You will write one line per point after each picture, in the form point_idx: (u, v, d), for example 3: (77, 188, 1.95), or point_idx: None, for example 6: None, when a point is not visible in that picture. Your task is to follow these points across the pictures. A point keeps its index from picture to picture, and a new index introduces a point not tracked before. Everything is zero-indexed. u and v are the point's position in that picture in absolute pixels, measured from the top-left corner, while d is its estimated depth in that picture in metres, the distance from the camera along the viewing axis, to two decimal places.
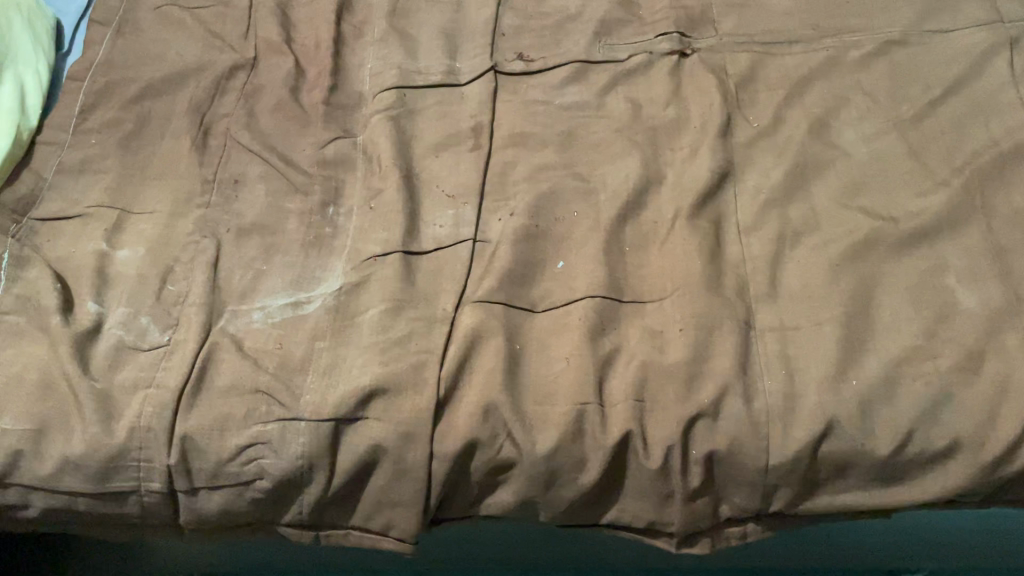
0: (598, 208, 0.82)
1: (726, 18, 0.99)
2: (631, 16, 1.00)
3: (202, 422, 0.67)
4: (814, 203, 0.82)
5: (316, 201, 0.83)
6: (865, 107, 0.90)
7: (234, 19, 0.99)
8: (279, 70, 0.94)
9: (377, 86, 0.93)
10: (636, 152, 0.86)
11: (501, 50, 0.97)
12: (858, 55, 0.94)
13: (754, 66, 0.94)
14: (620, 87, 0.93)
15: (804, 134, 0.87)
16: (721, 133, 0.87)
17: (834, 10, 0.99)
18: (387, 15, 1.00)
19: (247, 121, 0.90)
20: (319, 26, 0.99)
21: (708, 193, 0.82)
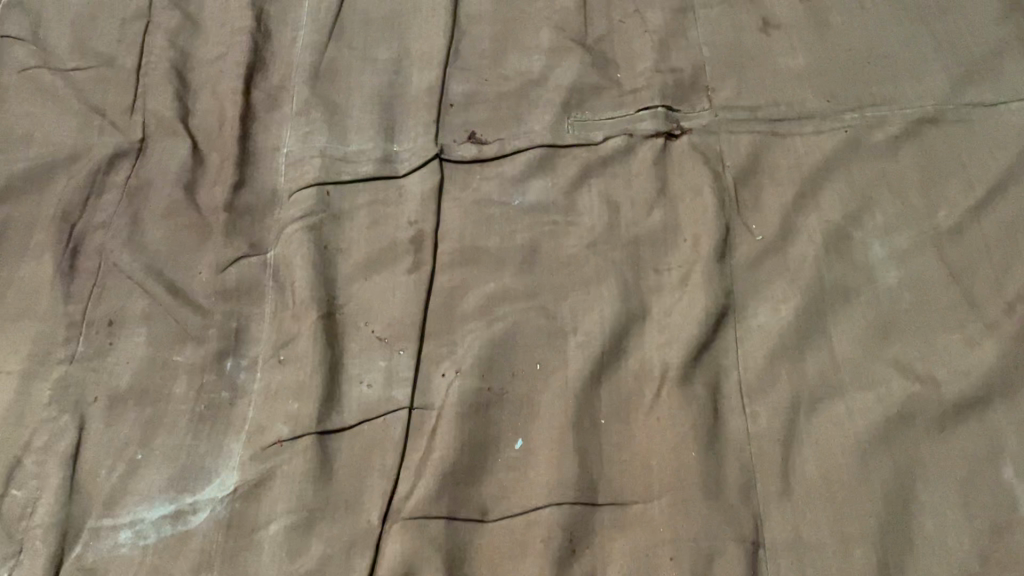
0: (567, 358, 0.65)
1: (722, 84, 0.81)
2: (608, 81, 0.82)
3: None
4: (835, 352, 0.65)
5: (212, 350, 0.66)
6: (895, 211, 0.73)
7: (119, 86, 0.80)
8: (172, 159, 0.76)
9: (295, 181, 0.75)
10: (615, 278, 0.69)
11: (449, 127, 0.79)
12: (884, 136, 0.77)
13: (758, 152, 0.77)
14: (594, 180, 0.76)
15: (821, 249, 0.70)
16: (719, 251, 0.70)
17: (852, 74, 0.81)
18: (308, 80, 0.81)
19: (130, 234, 0.72)
20: (224, 96, 0.80)
21: (705, 340, 0.65)
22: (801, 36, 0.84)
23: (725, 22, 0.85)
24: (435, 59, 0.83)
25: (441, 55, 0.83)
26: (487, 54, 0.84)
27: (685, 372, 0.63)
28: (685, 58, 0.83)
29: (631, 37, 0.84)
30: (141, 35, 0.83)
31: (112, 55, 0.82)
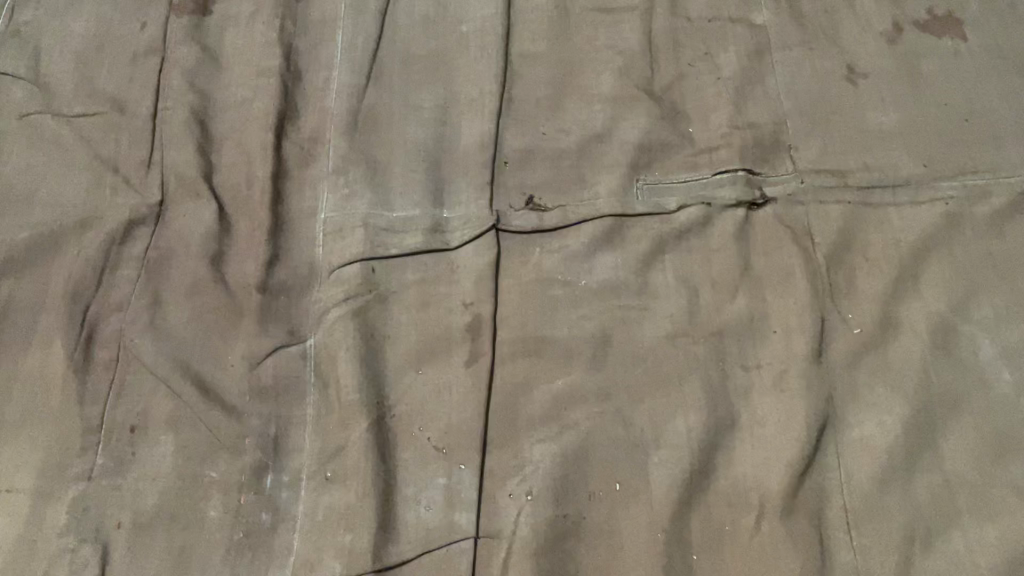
0: (650, 480, 0.59)
1: (806, 143, 0.73)
2: (679, 137, 0.74)
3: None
4: (948, 473, 0.59)
5: (250, 464, 0.59)
6: (1005, 299, 0.65)
7: (133, 135, 0.71)
8: (196, 225, 0.67)
9: (336, 255, 0.67)
10: (699, 379, 0.62)
11: (505, 190, 0.71)
12: (988, 210, 0.69)
13: (850, 225, 0.69)
14: (668, 255, 0.68)
15: (927, 348, 0.63)
16: (814, 350, 0.63)
17: (948, 135, 0.73)
18: (346, 133, 0.73)
19: (151, 318, 0.63)
20: (251, 149, 0.71)
21: (805, 462, 0.59)
22: (891, 87, 0.75)
23: (807, 68, 0.77)
24: (487, 110, 0.74)
25: (493, 105, 0.74)
26: (544, 103, 0.75)
27: (782, 507, 0.57)
28: (764, 111, 0.75)
29: (703, 84, 0.76)
30: (156, 74, 0.74)
31: (123, 98, 0.73)
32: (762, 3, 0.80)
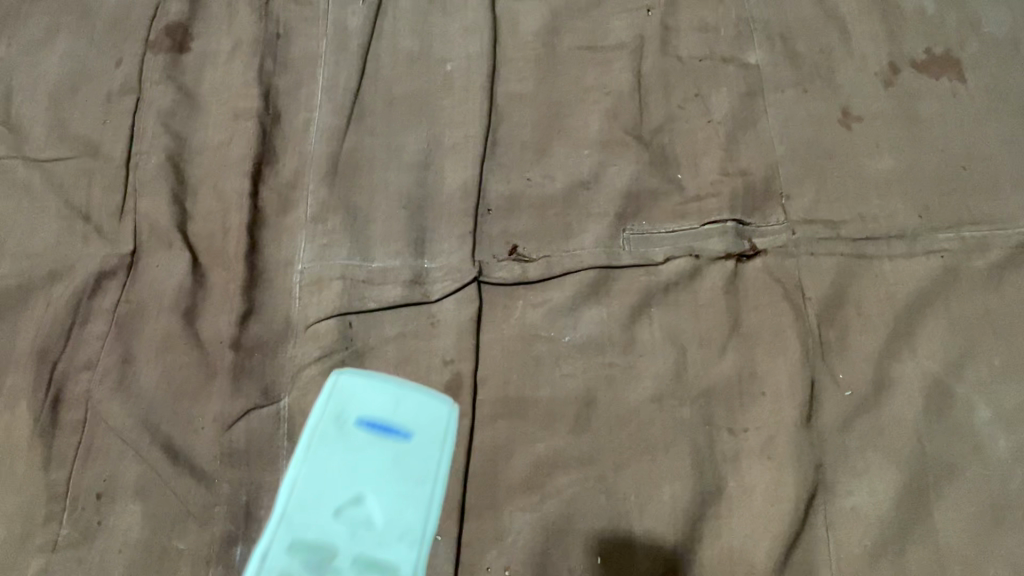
0: (634, 552, 0.57)
1: (800, 191, 0.71)
2: (668, 184, 0.72)
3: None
4: (941, 546, 0.57)
5: (219, 535, 0.57)
6: (1001, 359, 0.63)
7: (105, 180, 0.69)
8: (169, 278, 0.65)
9: (312, 309, 0.65)
10: (685, 445, 0.61)
11: (488, 240, 0.69)
12: (986, 264, 0.66)
13: (843, 281, 0.67)
14: (654, 310, 0.66)
15: (920, 411, 0.61)
16: (803, 415, 0.61)
17: (946, 182, 0.70)
18: (325, 178, 0.70)
19: (121, 378, 0.61)
20: (227, 197, 0.69)
21: (793, 536, 0.57)
22: (887, 131, 0.73)
23: (801, 110, 0.74)
24: (471, 154, 0.72)
25: (477, 150, 0.72)
26: (530, 147, 0.73)
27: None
28: (756, 157, 0.73)
29: (693, 128, 0.74)
30: (131, 115, 0.71)
31: (96, 141, 0.71)
32: (755, 42, 0.78)
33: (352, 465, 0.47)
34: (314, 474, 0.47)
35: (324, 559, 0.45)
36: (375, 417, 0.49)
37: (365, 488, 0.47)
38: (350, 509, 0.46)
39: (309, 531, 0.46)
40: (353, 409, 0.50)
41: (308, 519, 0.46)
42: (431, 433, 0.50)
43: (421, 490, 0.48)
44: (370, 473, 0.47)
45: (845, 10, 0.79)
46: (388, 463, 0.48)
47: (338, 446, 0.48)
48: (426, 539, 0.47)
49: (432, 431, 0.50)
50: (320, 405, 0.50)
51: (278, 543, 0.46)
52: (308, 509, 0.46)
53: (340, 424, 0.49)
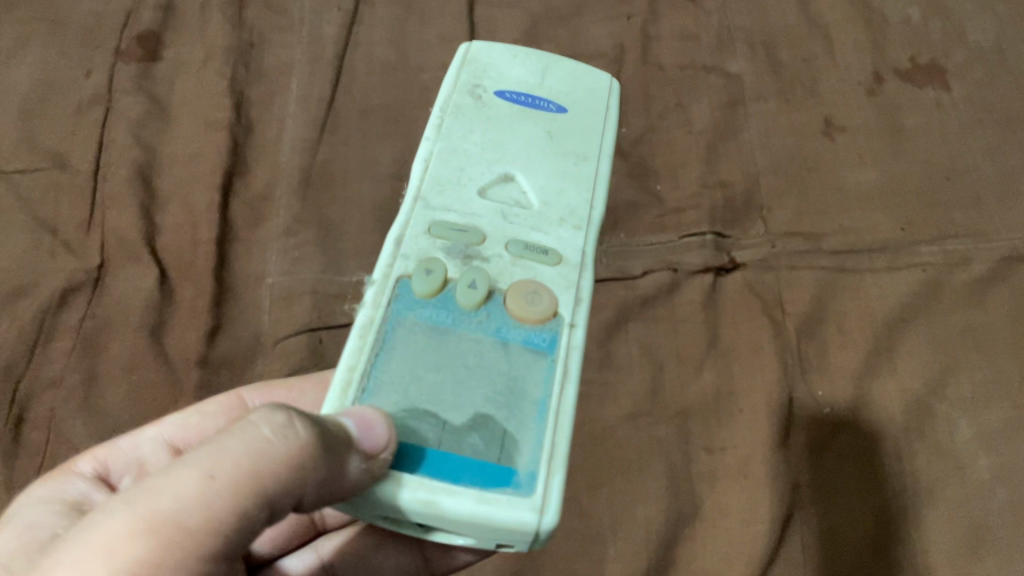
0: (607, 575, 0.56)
1: (780, 202, 0.70)
2: (646, 195, 0.71)
3: (114, 463, 0.47)
4: (919, 569, 0.55)
5: None
6: (983, 376, 0.62)
7: (73, 193, 0.67)
8: (136, 292, 0.64)
9: (282, 325, 0.64)
10: (660, 464, 0.59)
11: None
12: (968, 278, 0.65)
13: (824, 295, 0.65)
14: (631, 326, 0.65)
15: (900, 430, 0.60)
16: (781, 434, 0.60)
17: (928, 194, 0.69)
18: (297, 190, 0.69)
19: (86, 396, 0.60)
20: (197, 210, 0.68)
21: (769, 559, 0.56)
22: (870, 142, 0.72)
23: (782, 120, 0.73)
24: None
25: None
26: None
27: None
28: (737, 168, 0.71)
29: (672, 139, 0.73)
30: (100, 127, 0.70)
31: (65, 153, 0.69)
32: (737, 49, 0.77)
33: (495, 139, 0.50)
34: (463, 134, 0.50)
35: (471, 244, 0.44)
36: (517, 93, 0.53)
37: (513, 165, 0.49)
38: (496, 197, 0.48)
39: (457, 217, 0.46)
40: (552, 84, 0.53)
41: (449, 205, 0.46)
42: (587, 108, 0.53)
43: (573, 194, 0.49)
44: (539, 140, 0.51)
45: (828, 19, 0.78)
46: (540, 147, 0.50)
47: (472, 114, 0.51)
48: (586, 247, 0.47)
49: (591, 102, 0.54)
50: (455, 76, 0.53)
51: (414, 230, 0.45)
52: (448, 190, 0.47)
53: (477, 96, 0.52)
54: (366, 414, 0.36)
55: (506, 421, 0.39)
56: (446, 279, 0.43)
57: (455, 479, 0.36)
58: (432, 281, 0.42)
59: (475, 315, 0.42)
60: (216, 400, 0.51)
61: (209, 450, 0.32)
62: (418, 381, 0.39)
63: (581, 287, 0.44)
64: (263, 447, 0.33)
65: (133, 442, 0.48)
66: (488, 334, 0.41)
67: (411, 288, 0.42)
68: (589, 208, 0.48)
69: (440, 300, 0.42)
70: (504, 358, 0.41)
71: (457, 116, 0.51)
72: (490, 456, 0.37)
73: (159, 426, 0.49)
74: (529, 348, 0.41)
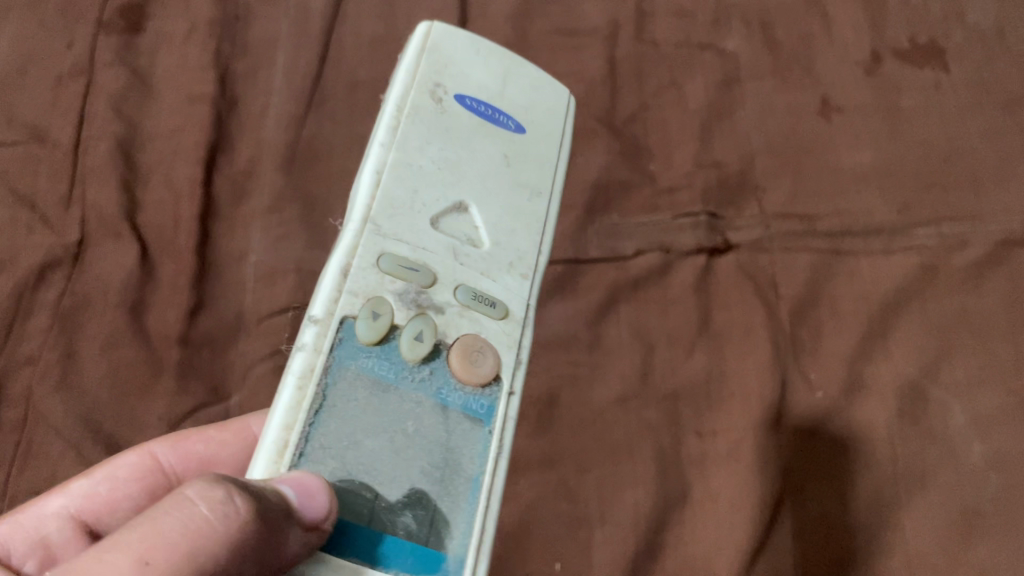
0: (594, 560, 0.55)
1: (775, 184, 0.69)
2: (640, 175, 0.69)
3: (15, 547, 0.45)
4: (910, 556, 0.54)
5: None
6: (978, 362, 0.61)
7: (52, 168, 0.66)
8: (116, 270, 0.62)
9: (265, 303, 0.63)
10: (651, 447, 0.58)
11: None
12: (966, 261, 0.64)
13: (818, 278, 0.64)
14: (622, 307, 0.64)
15: (894, 414, 0.59)
16: (773, 418, 0.59)
17: (925, 176, 0.68)
18: (282, 167, 0.68)
19: (63, 374, 0.58)
20: (179, 186, 0.66)
21: (758, 545, 0.55)
22: (867, 124, 0.71)
23: (778, 99, 0.72)
24: None
25: None
26: None
27: None
28: (731, 149, 0.70)
29: (666, 117, 0.72)
30: (80, 100, 0.68)
31: (44, 126, 0.67)
32: (733, 27, 0.75)
33: (453, 156, 0.44)
34: (424, 146, 0.44)
35: (421, 288, 0.40)
36: (478, 98, 0.46)
37: (469, 189, 0.44)
38: (448, 225, 0.43)
39: (410, 250, 0.41)
40: (514, 98, 0.48)
41: (401, 233, 0.41)
42: (545, 129, 0.49)
43: (524, 236, 0.45)
44: (496, 163, 0.45)
45: None
46: (498, 173, 0.45)
47: (435, 119, 0.44)
48: (531, 300, 0.44)
49: (551, 124, 0.49)
50: (414, 64, 0.46)
51: (363, 260, 0.39)
52: (402, 213, 0.41)
53: (437, 97, 0.45)
54: (304, 480, 0.32)
55: (438, 501, 0.37)
56: (392, 326, 0.39)
57: (387, 563, 0.34)
58: (378, 329, 0.38)
59: (417, 371, 0.38)
60: (124, 461, 0.50)
61: (142, 533, 0.29)
62: (355, 447, 0.36)
63: (521, 349, 0.42)
64: (203, 528, 0.30)
65: (36, 520, 0.46)
66: (429, 395, 0.38)
67: (354, 333, 0.38)
68: (537, 255, 0.45)
69: (383, 350, 0.38)
70: (444, 425, 0.38)
71: (419, 121, 0.44)
72: (421, 538, 0.36)
73: (64, 498, 0.48)
74: (468, 415, 0.39)
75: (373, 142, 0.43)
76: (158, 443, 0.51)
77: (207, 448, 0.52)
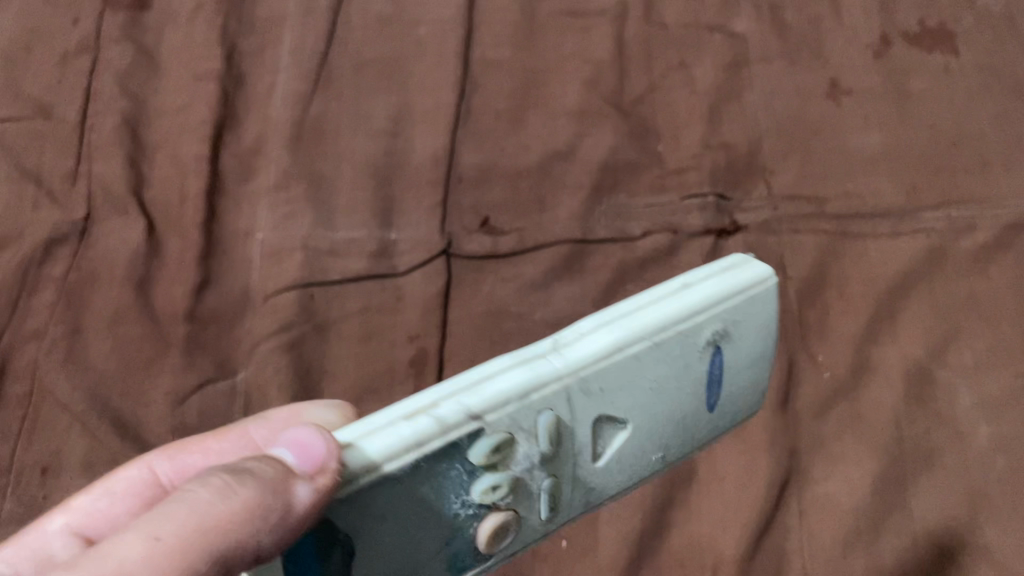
0: (598, 538, 0.55)
1: (783, 166, 0.68)
2: (647, 156, 0.69)
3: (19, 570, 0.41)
4: (917, 536, 0.54)
5: None
6: (987, 345, 0.60)
7: (59, 143, 0.66)
8: (121, 246, 0.62)
9: (271, 280, 0.63)
10: None
11: (460, 210, 0.67)
12: (974, 244, 0.64)
13: (825, 260, 0.64)
14: (629, 287, 0.64)
15: (901, 396, 0.59)
16: (780, 398, 0.59)
17: (934, 159, 0.67)
18: (288, 144, 0.67)
19: (69, 349, 0.59)
20: (185, 162, 0.66)
21: (764, 525, 0.55)
22: (876, 107, 0.70)
23: (787, 82, 0.72)
24: (441, 120, 0.69)
25: (448, 117, 0.69)
26: (504, 115, 0.70)
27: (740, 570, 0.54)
28: (740, 130, 0.70)
29: (674, 98, 0.71)
30: (86, 76, 0.68)
31: (50, 101, 0.67)
32: (741, 9, 0.75)
33: (660, 389, 0.40)
34: (665, 337, 0.39)
35: (527, 447, 0.36)
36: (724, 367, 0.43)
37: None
38: (591, 412, 0.39)
39: (568, 419, 0.37)
40: (738, 381, 0.44)
41: (606, 385, 0.38)
42: (697, 434, 0.44)
43: (629, 446, 0.40)
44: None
45: None
46: (648, 418, 0.40)
47: (708, 300, 0.40)
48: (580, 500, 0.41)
49: (722, 416, 0.45)
50: (764, 316, 0.43)
51: (562, 380, 0.36)
52: (594, 393, 0.37)
53: (713, 343, 0.41)
54: (311, 439, 0.32)
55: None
56: (485, 465, 0.35)
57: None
58: (494, 458, 0.35)
59: (458, 511, 0.36)
60: (124, 475, 0.45)
61: (139, 529, 0.29)
62: (380, 529, 0.34)
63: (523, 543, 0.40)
64: (206, 510, 0.30)
65: (39, 539, 0.43)
66: (442, 537, 0.36)
67: (511, 445, 0.35)
68: (618, 469, 0.41)
69: (466, 470, 0.35)
70: (431, 558, 0.36)
71: (677, 298, 0.40)
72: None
73: (65, 514, 0.44)
74: (453, 565, 0.37)
75: (683, 284, 0.40)
76: (157, 457, 0.46)
77: (204, 458, 0.47)
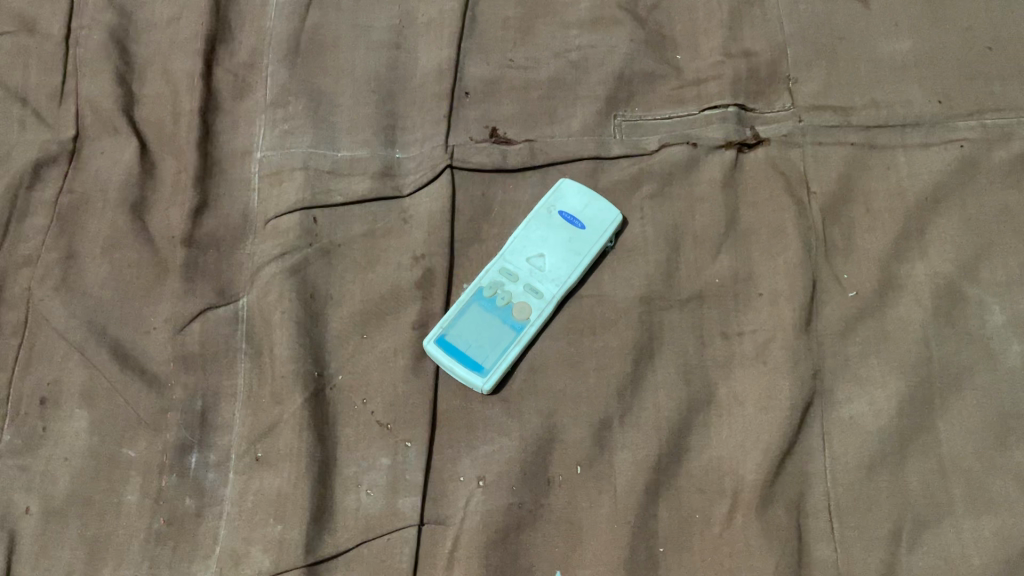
0: (614, 463, 0.54)
1: (808, 74, 0.64)
2: (666, 66, 0.65)
3: None
4: (944, 459, 0.53)
5: (171, 443, 0.54)
6: (1019, 260, 0.57)
7: (43, 59, 0.63)
8: (114, 167, 0.60)
9: (271, 204, 0.60)
10: (674, 350, 0.56)
11: (465, 123, 0.63)
12: (1009, 155, 0.60)
13: (853, 173, 0.60)
14: (645, 206, 0.61)
15: (929, 313, 0.56)
16: (804, 318, 0.56)
17: (969, 65, 0.63)
18: (285, 59, 0.64)
19: (65, 275, 0.57)
20: (177, 80, 0.63)
21: (786, 448, 0.53)
22: (906, 9, 0.65)
23: None
24: (446, 29, 0.65)
25: (454, 25, 0.65)
26: (512, 26, 0.66)
27: (760, 494, 0.52)
28: (763, 36, 0.65)
29: (693, 3, 0.67)
30: None
31: (32, 15, 0.64)
32: None
33: (483, 330, 0.56)
34: (494, 311, 0.57)
35: (488, 294, 0.57)
36: (455, 344, 0.55)
37: (470, 332, 0.56)
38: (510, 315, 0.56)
39: (498, 280, 0.58)
40: (466, 333, 0.56)
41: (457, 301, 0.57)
42: (508, 337, 0.56)
43: (518, 290, 0.57)
44: (564, 239, 0.58)
45: None
46: (499, 295, 0.57)
47: (513, 295, 0.57)
48: (523, 289, 0.57)
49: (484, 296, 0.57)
50: (489, 269, 0.58)
51: (489, 274, 0.58)
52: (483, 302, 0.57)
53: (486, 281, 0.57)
54: None
55: (501, 317, 0.57)
56: (504, 298, 0.57)
57: (490, 309, 0.57)
58: (497, 297, 0.57)
59: (503, 316, 0.57)
60: None
61: None
62: (479, 328, 0.56)
63: (534, 323, 0.56)
64: None
65: None
66: (502, 322, 0.56)
67: (487, 307, 0.57)
68: (507, 288, 0.57)
69: (487, 303, 0.57)
70: (503, 328, 0.56)
71: (500, 275, 0.58)
72: (480, 360, 0.55)
73: None
74: (510, 325, 0.56)
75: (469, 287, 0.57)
76: None
77: None
